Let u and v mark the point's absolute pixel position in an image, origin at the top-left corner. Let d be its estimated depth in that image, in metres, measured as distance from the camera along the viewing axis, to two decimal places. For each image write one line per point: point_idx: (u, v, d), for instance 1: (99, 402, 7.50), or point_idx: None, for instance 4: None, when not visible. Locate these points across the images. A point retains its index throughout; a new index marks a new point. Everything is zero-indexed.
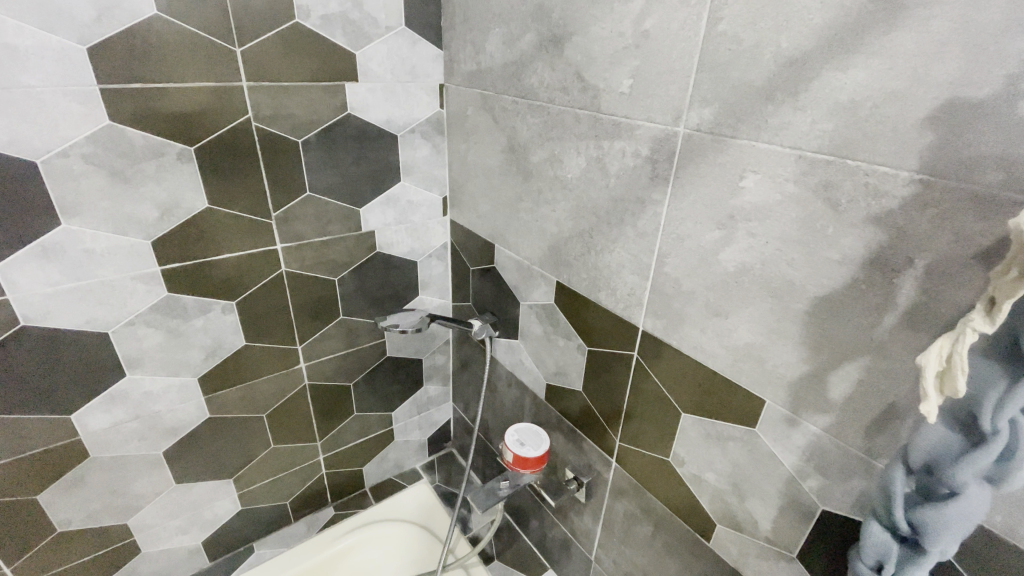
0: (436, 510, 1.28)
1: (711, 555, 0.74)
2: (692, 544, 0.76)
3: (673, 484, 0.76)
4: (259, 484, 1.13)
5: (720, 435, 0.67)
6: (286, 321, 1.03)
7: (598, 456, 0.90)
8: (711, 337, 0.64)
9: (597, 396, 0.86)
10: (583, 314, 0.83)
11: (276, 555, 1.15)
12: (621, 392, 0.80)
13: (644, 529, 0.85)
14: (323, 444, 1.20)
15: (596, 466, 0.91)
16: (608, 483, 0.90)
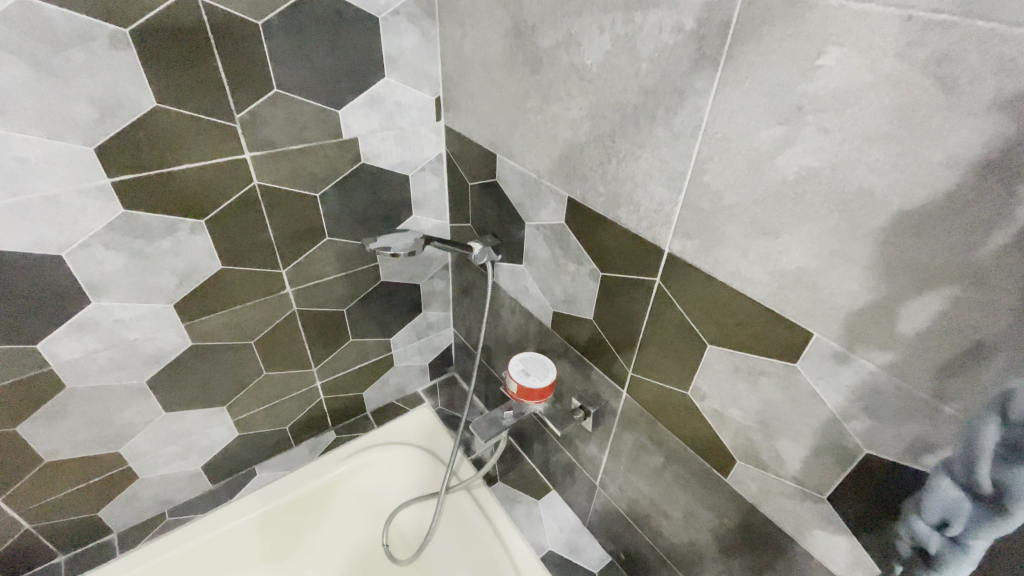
0: (437, 432, 1.26)
1: (725, 489, 0.70)
2: (706, 478, 0.72)
3: (689, 419, 0.70)
4: (255, 410, 1.09)
5: (751, 370, 0.59)
6: (266, 242, 0.92)
7: (608, 386, 0.84)
8: (753, 260, 0.54)
9: (611, 324, 0.77)
10: (598, 234, 0.73)
11: (278, 478, 1.15)
12: (639, 321, 0.72)
13: (654, 460, 0.80)
14: (319, 370, 1.15)
15: (605, 396, 0.85)
16: (617, 414, 0.84)
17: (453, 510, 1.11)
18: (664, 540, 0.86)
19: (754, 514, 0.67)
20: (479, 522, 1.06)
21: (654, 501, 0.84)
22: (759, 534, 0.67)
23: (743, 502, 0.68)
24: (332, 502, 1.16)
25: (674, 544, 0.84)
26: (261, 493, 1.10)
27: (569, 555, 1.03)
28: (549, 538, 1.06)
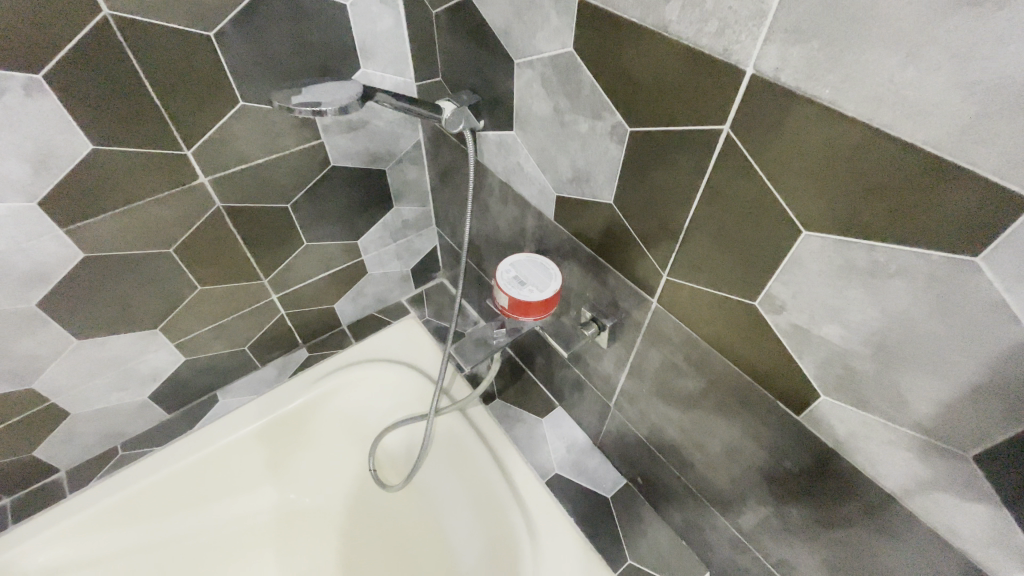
0: (424, 344, 1.07)
1: (795, 428, 0.50)
2: (766, 412, 0.52)
3: (753, 338, 0.49)
4: (199, 331, 0.91)
5: (878, 268, 0.37)
6: (154, 111, 0.66)
7: (631, 292, 0.62)
8: (927, 69, 0.29)
9: (641, 206, 0.53)
10: (630, 61, 0.46)
11: (244, 404, 1.00)
12: (688, 197, 0.48)
13: (689, 387, 0.61)
14: (272, 282, 0.94)
15: (627, 305, 0.64)
16: (642, 328, 0.63)
17: (445, 432, 0.96)
18: (693, 474, 0.70)
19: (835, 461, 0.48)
20: (475, 447, 0.91)
21: (683, 432, 0.67)
22: (836, 485, 0.49)
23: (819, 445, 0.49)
24: (310, 426, 1.02)
25: (707, 479, 0.68)
26: (223, 423, 0.96)
27: (578, 479, 0.89)
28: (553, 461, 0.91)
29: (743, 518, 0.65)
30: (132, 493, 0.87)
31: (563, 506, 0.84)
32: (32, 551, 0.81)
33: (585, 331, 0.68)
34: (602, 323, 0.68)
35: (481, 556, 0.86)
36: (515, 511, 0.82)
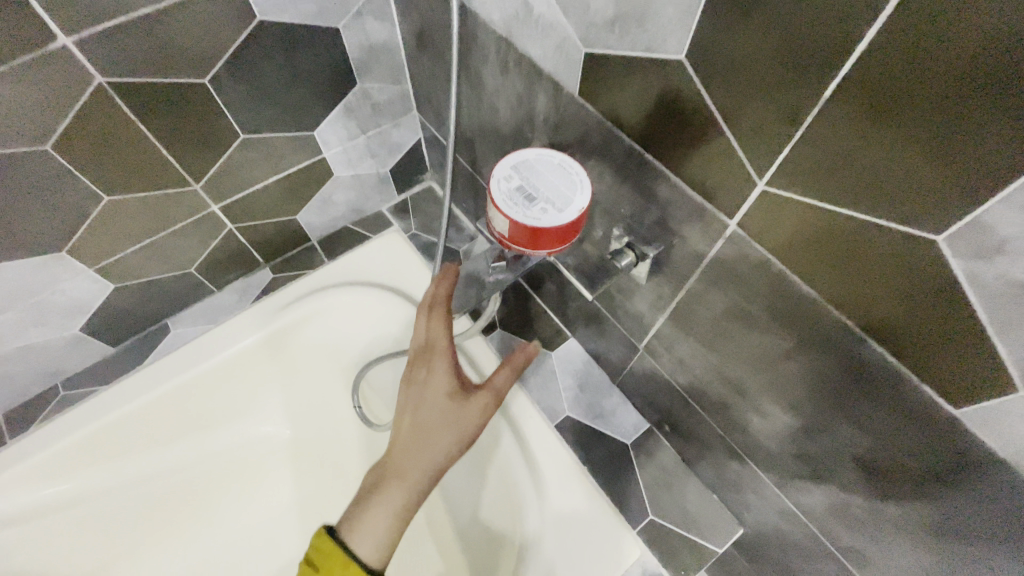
0: (409, 263, 0.89)
1: (925, 403, 0.35)
2: (884, 380, 0.37)
3: (907, 284, 0.32)
4: (125, 255, 0.71)
5: None
6: None
7: (694, 210, 0.42)
8: None
9: (747, 65, 0.32)
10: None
11: (200, 335, 0.84)
12: (841, 47, 0.28)
13: (770, 341, 0.44)
14: (210, 189, 0.72)
15: (685, 227, 0.44)
16: (705, 260, 0.44)
17: None
18: (746, 440, 0.55)
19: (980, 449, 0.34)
20: None
21: (743, 392, 0.50)
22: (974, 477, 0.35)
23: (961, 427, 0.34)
24: (282, 359, 0.88)
25: (766, 448, 0.53)
26: (177, 359, 0.81)
27: (593, 423, 0.75)
28: (563, 402, 0.76)
29: (809, 497, 0.51)
30: (80, 437, 0.76)
31: (576, 456, 0.72)
32: None
33: (619, 261, 0.49)
34: (643, 252, 0.49)
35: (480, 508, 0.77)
36: (519, 466, 0.70)
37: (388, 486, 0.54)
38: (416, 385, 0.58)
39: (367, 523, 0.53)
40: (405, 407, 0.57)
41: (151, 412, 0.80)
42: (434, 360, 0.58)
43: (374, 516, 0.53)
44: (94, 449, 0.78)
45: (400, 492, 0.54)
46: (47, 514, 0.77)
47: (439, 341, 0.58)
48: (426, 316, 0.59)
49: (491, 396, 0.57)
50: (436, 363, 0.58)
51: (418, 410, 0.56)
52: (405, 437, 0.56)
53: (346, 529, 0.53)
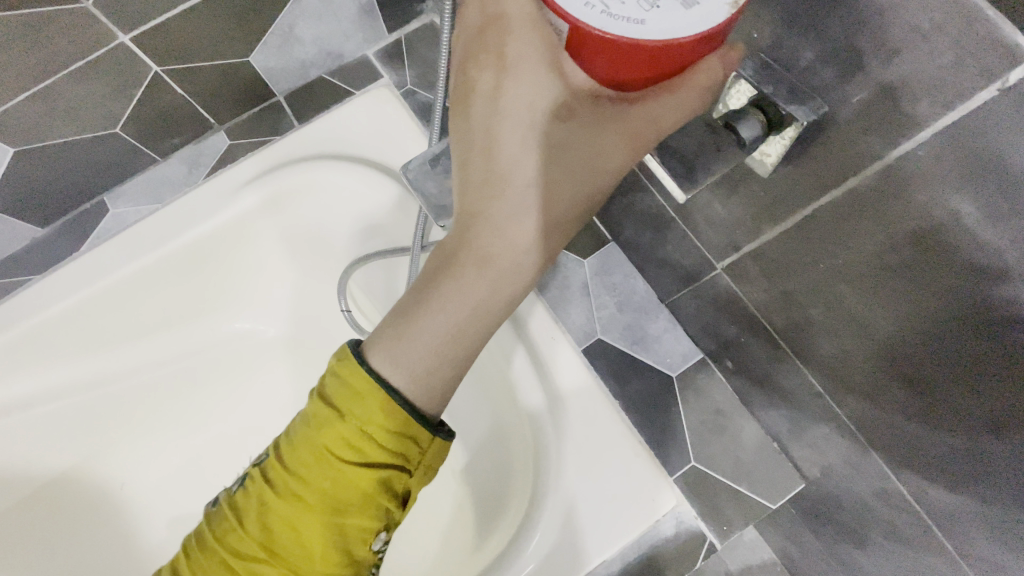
0: (402, 129, 0.69)
1: (997, 261, 0.26)
2: (942, 256, 0.28)
3: None
4: (12, 107, 0.52)
5: None
6: None
7: (948, 30, 0.22)
8: None
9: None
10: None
11: (148, 216, 0.68)
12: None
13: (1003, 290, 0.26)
14: (107, 11, 0.49)
15: (902, 65, 0.24)
16: (923, 134, 0.25)
17: None
18: (864, 400, 0.39)
19: None
20: None
21: (892, 344, 0.34)
22: None
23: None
24: (254, 243, 0.74)
25: (894, 417, 0.37)
26: (121, 243, 0.67)
27: (631, 350, 0.60)
28: (598, 323, 0.61)
29: (944, 488, 0.37)
30: (19, 334, 0.66)
31: (607, 388, 0.58)
32: None
33: (744, 129, 0.29)
34: (790, 117, 0.29)
35: (490, 434, 0.66)
36: (535, 389, 0.58)
37: (455, 270, 0.35)
38: (486, 106, 0.33)
39: (407, 342, 0.35)
40: (473, 147, 0.34)
41: (107, 302, 0.69)
42: (511, 42, 0.30)
43: (431, 315, 0.35)
44: (46, 342, 0.69)
45: (475, 287, 0.35)
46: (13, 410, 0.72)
47: (518, 11, 0.29)
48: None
49: (639, 120, 0.30)
50: (516, 47, 0.30)
51: (500, 146, 0.33)
52: (478, 198, 0.34)
53: (377, 344, 0.37)
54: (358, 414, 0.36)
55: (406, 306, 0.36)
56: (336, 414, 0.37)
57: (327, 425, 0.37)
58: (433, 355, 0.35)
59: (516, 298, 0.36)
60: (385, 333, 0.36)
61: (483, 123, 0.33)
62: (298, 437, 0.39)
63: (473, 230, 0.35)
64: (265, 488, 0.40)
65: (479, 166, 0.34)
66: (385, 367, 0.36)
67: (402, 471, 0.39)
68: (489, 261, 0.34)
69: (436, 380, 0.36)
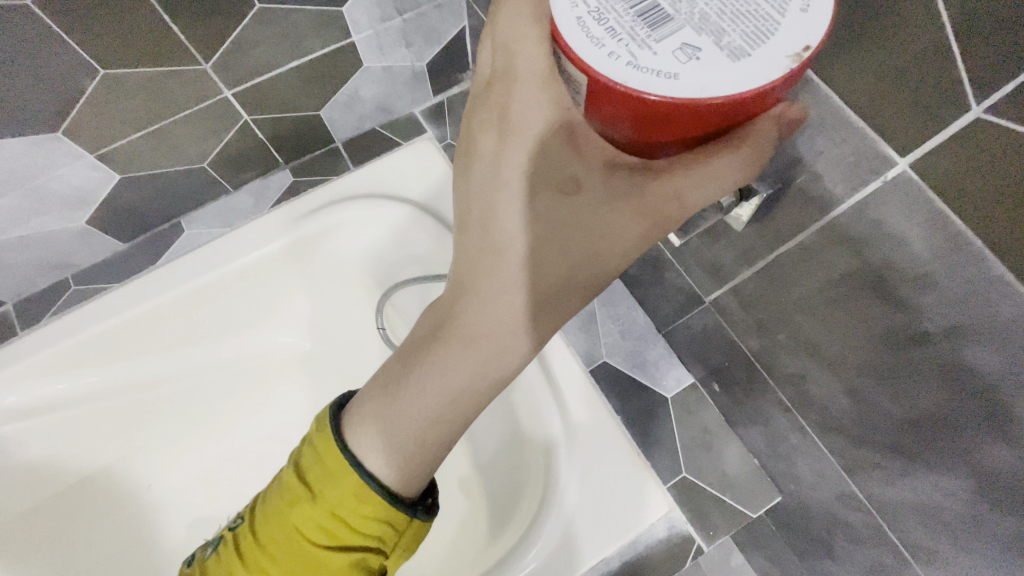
0: (442, 177, 0.80)
1: (897, 298, 0.36)
2: (863, 289, 0.38)
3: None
4: (130, 140, 0.63)
5: None
6: None
7: (848, 141, 0.34)
8: None
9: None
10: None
11: (215, 237, 0.78)
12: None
13: (901, 316, 0.36)
14: (221, 71, 0.61)
15: (825, 159, 0.36)
16: (841, 207, 0.36)
17: None
18: (821, 414, 0.49)
19: (950, 313, 0.33)
20: None
21: (838, 363, 0.43)
22: (946, 348, 0.34)
23: (921, 277, 0.33)
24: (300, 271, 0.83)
25: (844, 425, 0.46)
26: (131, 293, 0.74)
27: (631, 372, 0.69)
28: (603, 348, 0.70)
29: (885, 486, 0.45)
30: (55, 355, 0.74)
31: (609, 404, 0.67)
32: None
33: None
34: (753, 191, 0.39)
35: (503, 450, 0.74)
36: (549, 410, 0.66)
37: (445, 347, 0.41)
38: (486, 171, 0.40)
39: (390, 419, 0.41)
40: (478, 206, 0.41)
41: (143, 323, 0.76)
42: (514, 117, 0.37)
43: (425, 384, 0.41)
44: (81, 360, 0.76)
45: (459, 363, 0.40)
46: (58, 411, 0.78)
47: (525, 93, 0.35)
48: (505, 13, 0.34)
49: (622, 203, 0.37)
50: (519, 122, 0.37)
51: (497, 215, 0.40)
52: (476, 267, 0.41)
53: (355, 420, 0.42)
54: (330, 501, 0.42)
55: (395, 381, 0.42)
56: (313, 494, 0.42)
57: (304, 508, 0.43)
58: (416, 430, 0.40)
59: (500, 380, 0.41)
60: (368, 414, 0.42)
61: (483, 185, 0.41)
62: (273, 518, 0.44)
63: (461, 308, 0.42)
64: (240, 562, 0.46)
65: (482, 237, 0.41)
66: (363, 448, 0.42)
67: (374, 553, 0.44)
68: (472, 341, 0.40)
69: (413, 462, 0.41)
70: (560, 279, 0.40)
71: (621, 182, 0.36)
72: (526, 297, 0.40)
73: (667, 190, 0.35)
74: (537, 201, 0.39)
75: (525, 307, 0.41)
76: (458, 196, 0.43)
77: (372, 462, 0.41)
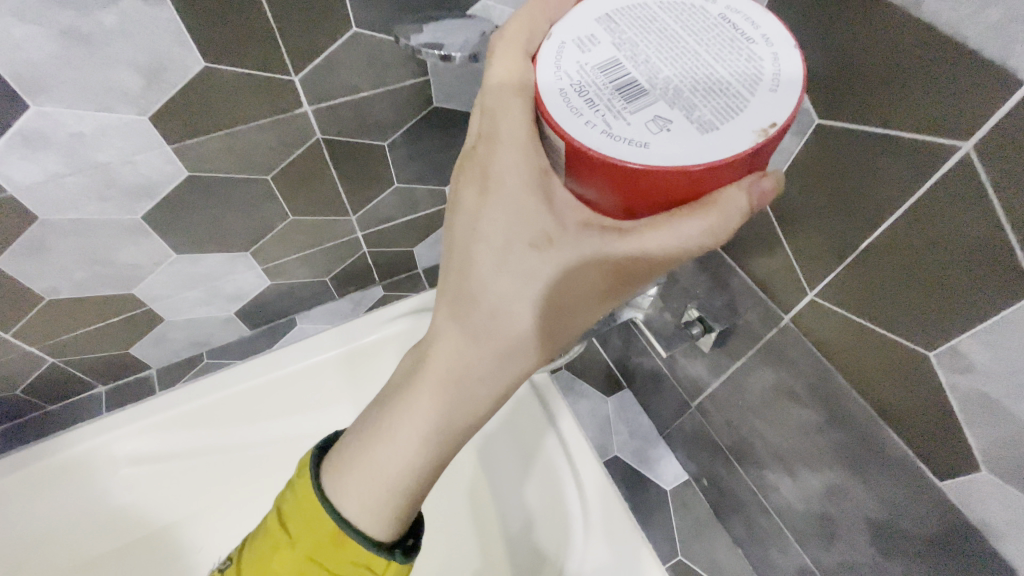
0: None
1: (792, 402, 0.56)
2: (776, 398, 0.58)
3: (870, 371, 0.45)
4: (288, 258, 0.91)
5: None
6: (262, 29, 0.59)
7: (753, 305, 0.56)
8: None
9: (829, 190, 0.43)
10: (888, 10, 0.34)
11: (317, 332, 1.02)
12: (916, 176, 0.36)
13: (802, 416, 0.55)
14: (360, 220, 0.91)
15: (744, 315, 0.58)
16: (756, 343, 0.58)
17: None
18: (776, 496, 0.66)
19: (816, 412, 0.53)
20: (540, 417, 0.88)
21: (778, 453, 0.62)
22: (821, 435, 0.54)
23: (798, 389, 0.54)
24: (377, 364, 1.01)
25: (791, 503, 0.63)
26: (243, 370, 0.94)
27: (637, 466, 0.87)
28: (614, 444, 0.90)
29: (826, 553, 0.61)
30: (166, 417, 0.91)
31: (619, 491, 0.83)
32: (119, 440, 0.89)
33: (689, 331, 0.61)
34: (711, 327, 0.61)
35: (537, 525, 0.88)
36: (573, 494, 0.81)
37: (414, 396, 0.44)
38: (466, 222, 0.42)
39: (360, 478, 0.44)
40: (461, 255, 0.43)
41: (240, 396, 0.94)
42: (496, 171, 0.39)
43: (404, 432, 0.44)
44: (188, 422, 0.93)
45: (429, 415, 0.44)
46: (159, 463, 0.94)
47: (507, 153, 0.38)
48: (493, 84, 0.38)
49: (597, 259, 0.39)
50: (501, 178, 0.39)
51: (474, 268, 0.42)
52: (456, 315, 0.44)
53: (327, 469, 0.46)
54: (308, 544, 0.44)
55: (368, 430, 0.46)
56: (293, 539, 0.45)
57: (283, 552, 0.45)
58: (385, 488, 0.44)
59: (472, 424, 0.45)
60: (337, 467, 0.45)
61: (463, 238, 0.43)
62: (256, 560, 0.47)
63: (437, 358, 0.45)
64: None
65: (462, 289, 0.43)
66: (335, 502, 0.44)
67: None
68: (443, 393, 0.45)
69: (386, 512, 0.44)
70: (533, 333, 0.43)
71: (595, 241, 0.38)
72: (502, 350, 0.43)
73: (639, 252, 0.37)
74: (515, 257, 0.41)
75: (497, 362, 0.44)
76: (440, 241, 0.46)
77: (345, 510, 0.44)
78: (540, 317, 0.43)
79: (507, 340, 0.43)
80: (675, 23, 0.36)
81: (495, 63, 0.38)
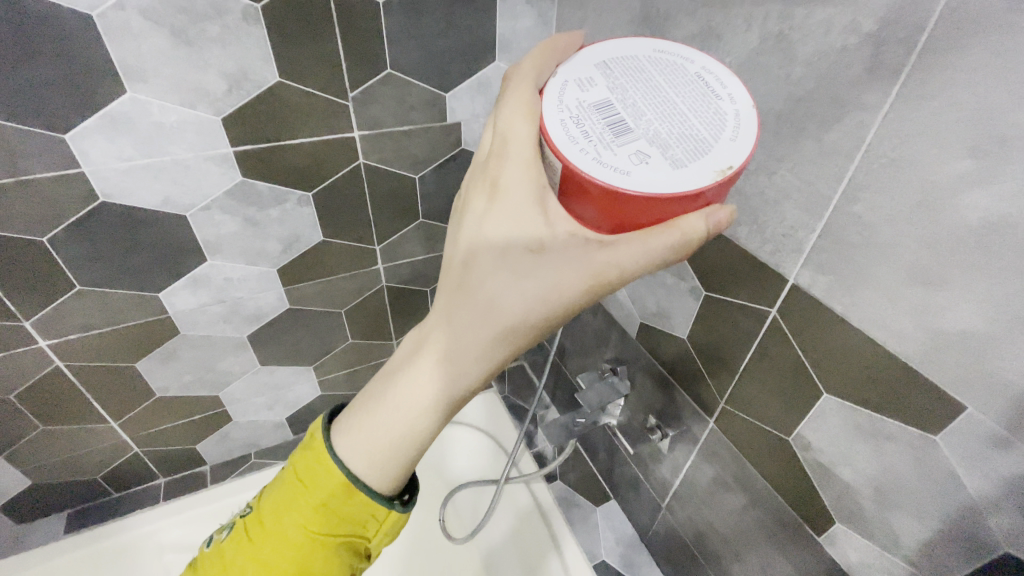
0: (502, 417, 1.23)
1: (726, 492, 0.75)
2: (716, 490, 0.78)
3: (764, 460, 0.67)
4: (339, 372, 1.18)
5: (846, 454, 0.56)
6: (364, 218, 0.93)
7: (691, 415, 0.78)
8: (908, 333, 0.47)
9: (715, 333, 0.69)
10: (726, 239, 0.63)
11: None
12: (756, 327, 0.62)
13: (733, 501, 0.75)
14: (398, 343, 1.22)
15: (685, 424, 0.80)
16: (696, 446, 0.79)
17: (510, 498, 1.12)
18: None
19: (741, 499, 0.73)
20: (536, 519, 1.05)
21: (725, 538, 0.79)
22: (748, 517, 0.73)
23: (728, 480, 0.74)
24: None
25: None
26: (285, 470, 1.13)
27: (624, 571, 1.00)
28: (603, 549, 1.03)
29: None
30: (213, 508, 1.06)
31: None
32: (166, 527, 1.03)
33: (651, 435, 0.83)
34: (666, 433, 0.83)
35: None
36: None
37: (421, 360, 0.55)
38: (475, 219, 0.53)
39: (365, 432, 0.54)
40: (471, 247, 0.54)
41: None
42: (505, 181, 0.50)
43: (393, 396, 0.55)
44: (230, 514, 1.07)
45: (431, 379, 0.54)
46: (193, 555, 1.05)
47: (512, 170, 0.50)
48: (506, 110, 0.49)
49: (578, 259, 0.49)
50: (507, 187, 0.50)
51: (479, 260, 0.53)
52: (459, 296, 0.54)
53: (343, 422, 0.56)
54: (321, 488, 0.54)
55: (377, 399, 0.56)
56: (307, 484, 0.55)
57: (299, 494, 0.55)
58: (385, 440, 0.54)
59: (462, 394, 0.55)
60: (352, 423, 0.56)
61: (473, 233, 0.53)
62: (274, 502, 0.56)
63: (444, 330, 0.55)
64: (246, 539, 0.57)
65: (468, 275, 0.54)
66: (348, 451, 0.54)
67: (361, 536, 0.56)
68: (445, 361, 0.54)
69: (383, 466, 0.54)
70: (523, 322, 0.52)
71: (576, 245, 0.48)
72: (495, 333, 0.52)
73: (609, 257, 0.47)
74: (512, 251, 0.51)
75: (490, 341, 0.53)
76: (453, 233, 0.57)
77: (356, 465, 0.54)
78: (530, 306, 0.51)
79: (500, 320, 0.52)
80: (660, 74, 0.47)
81: (514, 94, 0.49)
